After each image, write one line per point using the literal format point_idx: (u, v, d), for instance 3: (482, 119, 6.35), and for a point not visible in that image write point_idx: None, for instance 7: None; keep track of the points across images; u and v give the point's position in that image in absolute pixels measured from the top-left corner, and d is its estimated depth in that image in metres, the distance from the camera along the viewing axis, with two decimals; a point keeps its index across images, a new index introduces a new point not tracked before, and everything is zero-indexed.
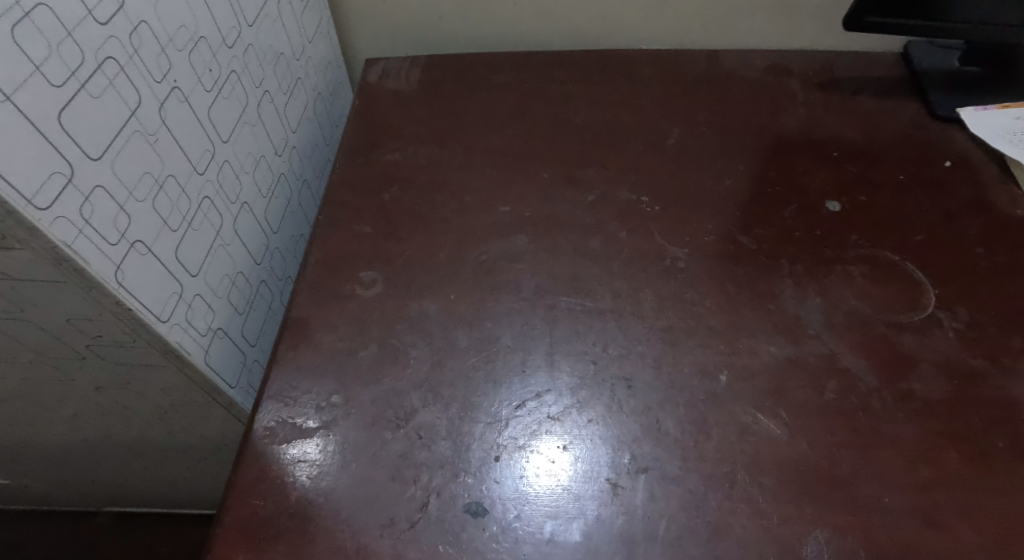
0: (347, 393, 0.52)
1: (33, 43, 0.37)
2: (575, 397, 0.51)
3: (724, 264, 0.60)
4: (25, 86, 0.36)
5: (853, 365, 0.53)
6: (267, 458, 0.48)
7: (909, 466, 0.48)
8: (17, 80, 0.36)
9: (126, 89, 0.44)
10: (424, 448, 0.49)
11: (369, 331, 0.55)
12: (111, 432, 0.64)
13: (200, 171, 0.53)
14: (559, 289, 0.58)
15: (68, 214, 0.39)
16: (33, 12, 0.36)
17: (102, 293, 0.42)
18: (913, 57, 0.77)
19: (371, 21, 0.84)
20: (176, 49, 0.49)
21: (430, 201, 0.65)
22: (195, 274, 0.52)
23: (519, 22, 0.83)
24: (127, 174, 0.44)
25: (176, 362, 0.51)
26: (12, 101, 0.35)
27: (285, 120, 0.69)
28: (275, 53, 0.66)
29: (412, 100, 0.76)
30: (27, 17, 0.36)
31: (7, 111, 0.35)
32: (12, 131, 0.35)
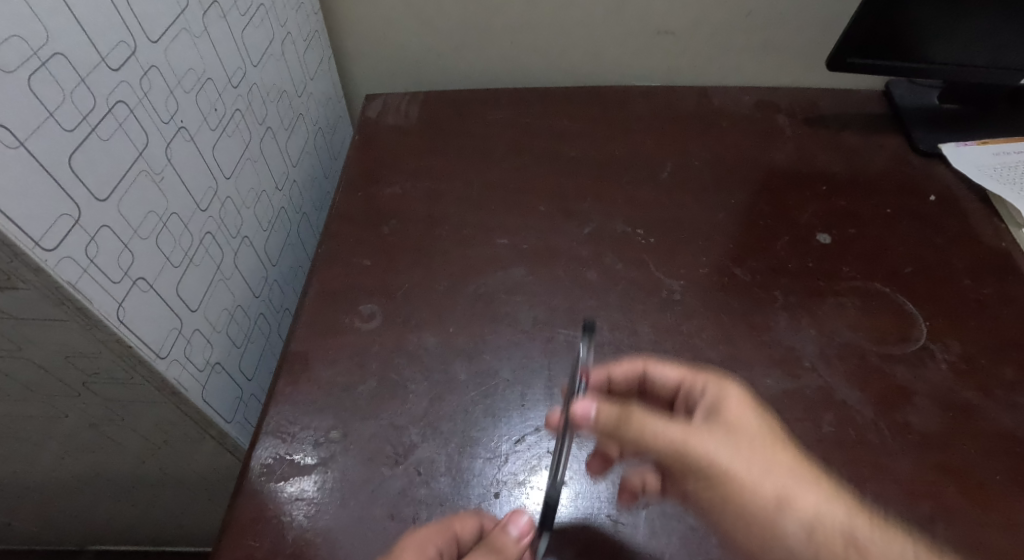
0: (346, 429, 0.52)
1: (48, 90, 0.37)
2: (574, 432, 0.51)
3: (719, 297, 0.60)
4: (36, 131, 0.37)
5: (849, 397, 0.53)
6: (263, 496, 0.48)
7: (908, 500, 0.48)
8: (29, 126, 0.36)
9: (135, 131, 0.44)
10: (422, 485, 0.49)
11: (368, 365, 0.55)
12: (104, 467, 0.63)
13: (202, 208, 0.53)
14: (556, 321, 0.59)
15: (74, 254, 0.39)
16: (48, 60, 0.37)
17: (104, 331, 0.42)
18: (895, 94, 0.79)
19: (369, 59, 0.85)
20: (184, 90, 0.50)
21: (429, 233, 0.66)
22: (195, 309, 0.52)
23: (516, 60, 0.84)
24: (132, 214, 0.44)
25: (174, 398, 0.51)
26: (25, 147, 0.36)
27: (286, 154, 0.70)
28: (278, 91, 0.67)
29: (410, 135, 0.77)
30: (42, 65, 0.37)
31: (20, 157, 0.36)
32: (25, 176, 0.36)
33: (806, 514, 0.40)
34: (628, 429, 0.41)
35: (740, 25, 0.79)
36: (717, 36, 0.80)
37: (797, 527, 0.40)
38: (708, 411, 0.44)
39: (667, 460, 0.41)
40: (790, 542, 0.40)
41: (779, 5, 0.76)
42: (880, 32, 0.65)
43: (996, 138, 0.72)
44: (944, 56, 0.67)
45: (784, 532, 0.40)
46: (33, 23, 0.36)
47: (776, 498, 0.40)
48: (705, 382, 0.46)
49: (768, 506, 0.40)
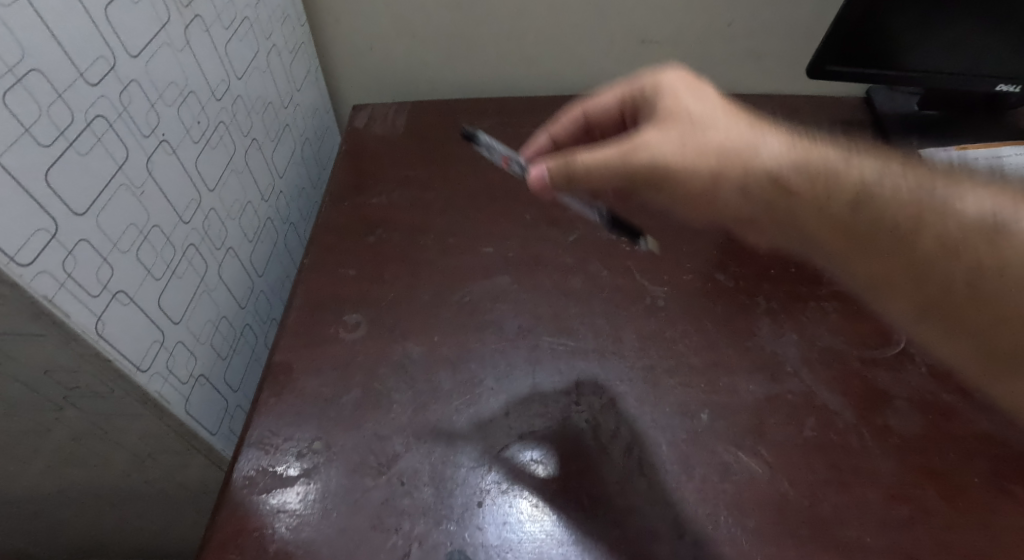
0: (329, 439, 0.51)
1: (24, 107, 0.37)
2: (558, 439, 0.51)
3: (702, 302, 0.61)
4: (11, 148, 0.37)
5: (830, 402, 0.54)
6: (246, 508, 0.48)
7: (889, 504, 0.48)
8: (5, 142, 0.36)
9: (114, 145, 0.44)
10: (405, 495, 0.48)
11: (352, 375, 0.55)
12: (89, 481, 0.62)
13: (185, 220, 0.53)
14: (541, 329, 0.59)
15: (51, 269, 0.39)
16: (24, 77, 0.37)
17: (81, 345, 0.42)
18: (876, 101, 0.80)
19: (356, 70, 0.85)
20: (165, 104, 0.50)
21: (414, 242, 0.66)
22: (178, 321, 0.52)
23: (502, 69, 0.85)
24: (111, 227, 0.44)
25: (156, 411, 0.51)
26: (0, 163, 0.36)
27: (272, 165, 0.70)
28: (263, 103, 0.67)
29: (396, 145, 0.77)
30: (18, 82, 0.37)
31: None
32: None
33: (766, 209, 0.47)
34: (576, 176, 0.47)
35: (723, 34, 0.80)
36: (700, 45, 0.81)
37: (731, 188, 0.46)
38: (647, 98, 0.51)
39: (621, 177, 0.46)
40: (726, 199, 0.47)
41: (760, 13, 0.77)
42: (858, 39, 0.66)
43: (976, 143, 0.73)
44: (922, 64, 0.68)
45: (723, 193, 0.46)
46: (8, 40, 0.36)
47: (709, 177, 0.46)
48: (639, 83, 0.52)
49: (709, 162, 0.46)
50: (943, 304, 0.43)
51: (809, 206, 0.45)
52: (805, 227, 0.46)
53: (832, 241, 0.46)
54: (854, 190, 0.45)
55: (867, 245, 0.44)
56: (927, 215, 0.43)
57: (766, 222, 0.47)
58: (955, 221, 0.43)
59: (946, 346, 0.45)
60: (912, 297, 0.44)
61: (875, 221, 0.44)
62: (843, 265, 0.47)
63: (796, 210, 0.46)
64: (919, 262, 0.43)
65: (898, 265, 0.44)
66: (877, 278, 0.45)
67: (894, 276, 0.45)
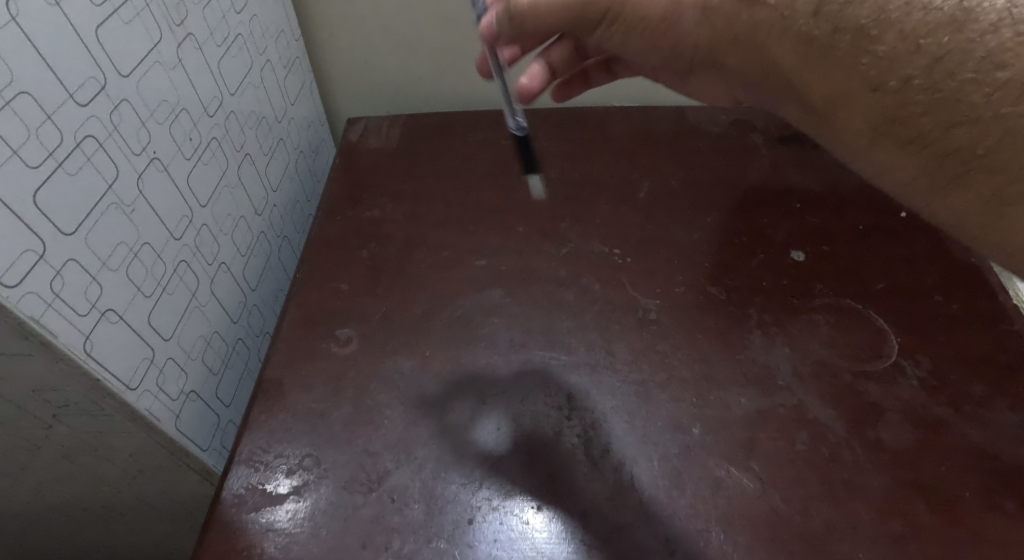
0: (319, 456, 0.51)
1: (13, 129, 0.37)
2: (550, 455, 0.51)
3: (694, 315, 0.61)
4: None
5: (822, 416, 0.54)
6: (235, 527, 0.48)
7: (881, 519, 0.48)
8: None
9: (104, 164, 0.45)
10: (396, 512, 0.48)
11: (343, 391, 0.55)
12: (80, 499, 0.62)
13: (176, 236, 0.53)
14: (533, 342, 0.59)
15: (38, 289, 0.39)
16: (13, 100, 0.37)
17: (69, 365, 0.42)
18: None
19: (350, 84, 0.86)
20: (156, 122, 0.50)
21: (406, 256, 0.66)
22: (168, 337, 0.52)
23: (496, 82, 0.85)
24: (100, 246, 0.44)
25: (146, 429, 0.50)
26: None
27: (266, 180, 0.70)
28: (256, 118, 0.67)
29: (389, 158, 0.77)
30: (7, 105, 0.37)
31: None
32: None
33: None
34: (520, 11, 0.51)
35: None
36: None
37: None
38: None
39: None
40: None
41: None
42: None
43: None
44: None
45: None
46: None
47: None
48: None
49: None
50: (913, 122, 0.43)
51: (774, 32, 0.46)
52: (763, 52, 0.48)
53: (796, 65, 0.46)
54: (841, 11, 0.43)
55: (830, 55, 0.44)
56: (919, 38, 0.41)
57: (722, 49, 0.51)
58: (948, 41, 0.40)
59: (894, 158, 0.45)
60: (872, 115, 0.44)
61: (858, 26, 0.42)
62: (800, 88, 0.47)
63: (756, 32, 0.47)
64: (881, 88, 0.43)
65: (863, 103, 0.44)
66: (796, 84, 0.47)
67: (851, 98, 0.44)
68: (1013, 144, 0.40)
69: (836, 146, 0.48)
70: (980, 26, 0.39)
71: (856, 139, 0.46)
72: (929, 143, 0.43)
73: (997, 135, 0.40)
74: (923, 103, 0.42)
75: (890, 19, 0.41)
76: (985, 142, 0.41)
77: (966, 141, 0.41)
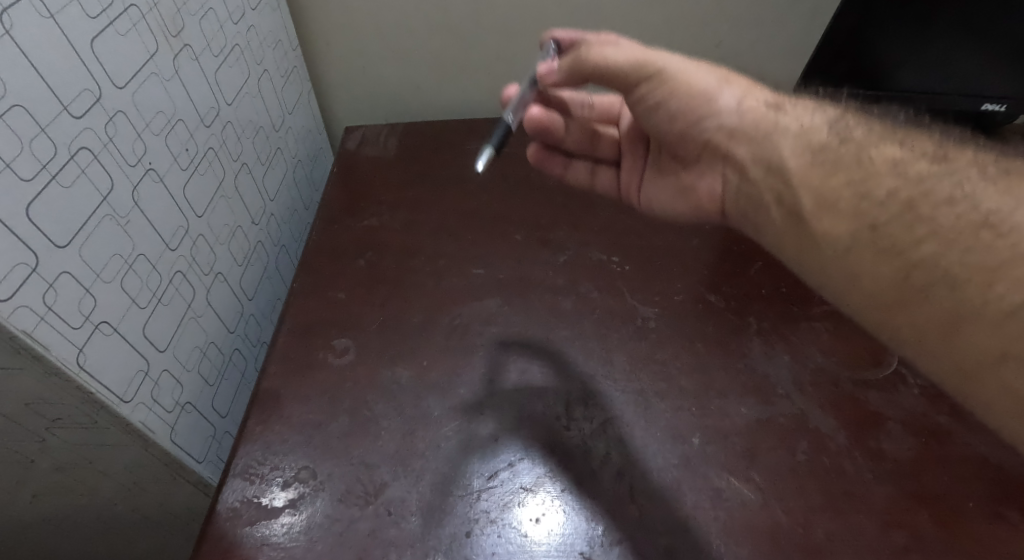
0: (316, 468, 0.51)
1: (6, 142, 0.37)
2: (548, 466, 0.51)
3: (693, 324, 0.60)
4: None
5: (823, 425, 0.53)
6: (230, 541, 0.47)
7: (883, 530, 0.47)
8: None
9: (99, 176, 0.44)
10: (393, 525, 0.48)
11: (340, 402, 0.55)
12: (74, 511, 0.61)
13: (172, 247, 0.53)
14: (531, 352, 0.58)
15: (31, 303, 0.39)
16: (6, 113, 0.37)
17: (62, 378, 0.42)
18: None
19: (349, 93, 0.86)
20: (152, 133, 0.50)
21: (404, 265, 0.66)
22: (164, 349, 0.51)
23: (494, 91, 0.85)
24: (95, 258, 0.44)
25: (141, 441, 0.50)
26: None
27: (263, 189, 0.70)
28: (254, 127, 0.67)
29: (387, 166, 0.77)
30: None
31: None
32: None
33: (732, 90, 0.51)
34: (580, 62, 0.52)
35: (711, 55, 0.80)
36: None
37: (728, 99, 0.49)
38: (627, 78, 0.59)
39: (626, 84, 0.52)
40: (720, 103, 0.49)
41: (748, 34, 0.78)
42: None
43: None
44: (909, 84, 0.68)
45: (722, 101, 0.49)
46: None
47: (705, 94, 0.50)
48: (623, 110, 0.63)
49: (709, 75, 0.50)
50: (889, 225, 0.40)
51: (792, 140, 0.46)
52: (774, 159, 0.46)
53: (805, 173, 0.44)
54: (849, 134, 0.44)
55: (839, 163, 0.43)
56: (910, 161, 0.42)
57: (730, 156, 0.49)
58: (936, 167, 0.41)
59: (863, 265, 0.41)
60: (855, 213, 0.41)
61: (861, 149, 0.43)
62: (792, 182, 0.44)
63: (772, 138, 0.47)
64: (869, 197, 0.41)
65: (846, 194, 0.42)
66: (790, 187, 0.45)
67: (840, 201, 0.42)
68: (975, 263, 0.38)
69: (805, 261, 0.44)
70: (958, 170, 0.41)
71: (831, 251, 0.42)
72: (902, 251, 0.39)
73: (963, 250, 0.38)
74: (905, 208, 0.40)
75: (895, 149, 0.43)
76: (953, 255, 0.38)
77: (935, 251, 0.39)
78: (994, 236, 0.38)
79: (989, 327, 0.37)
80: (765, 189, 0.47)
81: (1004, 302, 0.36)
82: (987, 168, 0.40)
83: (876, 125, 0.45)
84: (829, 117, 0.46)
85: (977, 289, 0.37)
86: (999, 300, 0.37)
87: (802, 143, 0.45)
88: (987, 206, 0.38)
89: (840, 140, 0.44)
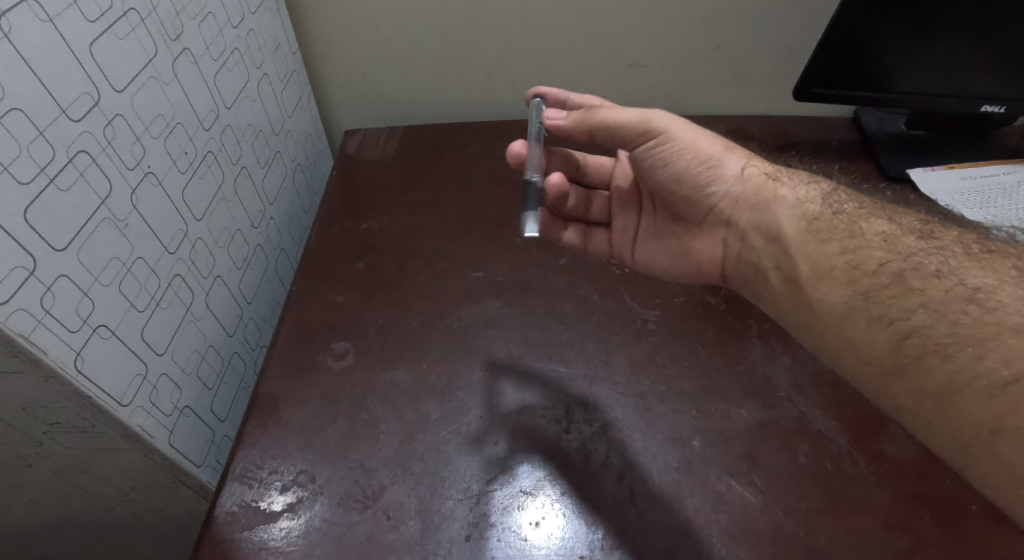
0: (315, 472, 0.50)
1: (4, 145, 0.37)
2: (548, 470, 0.50)
3: (694, 326, 0.60)
4: None
5: (824, 427, 0.53)
6: (228, 546, 0.47)
7: (886, 534, 0.47)
8: None
9: (97, 179, 0.44)
10: (392, 529, 0.47)
11: (339, 405, 0.54)
12: (73, 516, 0.61)
13: (171, 250, 0.52)
14: (530, 355, 0.58)
15: (28, 306, 0.39)
16: (4, 116, 0.37)
17: (60, 382, 0.42)
18: (864, 122, 0.80)
19: (348, 96, 0.86)
20: (151, 136, 0.50)
21: (403, 268, 0.66)
22: (162, 352, 0.51)
23: (494, 94, 0.85)
24: (93, 261, 0.44)
25: (138, 445, 0.50)
26: None
27: (263, 192, 0.70)
28: (253, 131, 0.67)
29: (387, 170, 0.77)
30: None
31: None
32: None
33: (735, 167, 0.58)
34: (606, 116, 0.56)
35: (709, 57, 0.80)
36: (690, 69, 0.82)
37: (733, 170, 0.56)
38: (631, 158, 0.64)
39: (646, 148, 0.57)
40: (725, 170, 0.55)
41: (746, 36, 0.78)
42: (842, 63, 0.66)
43: (963, 162, 0.73)
44: (909, 86, 0.68)
45: (728, 168, 0.56)
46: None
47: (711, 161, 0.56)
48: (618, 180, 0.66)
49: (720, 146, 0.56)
50: (883, 294, 0.45)
51: (789, 211, 0.53)
52: (775, 230, 0.52)
53: (800, 243, 0.50)
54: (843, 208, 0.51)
55: (835, 233, 0.49)
56: (899, 237, 0.48)
57: (734, 222, 0.55)
58: (922, 243, 0.47)
59: (860, 333, 0.45)
60: (850, 281, 0.47)
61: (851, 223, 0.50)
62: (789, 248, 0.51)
63: (771, 208, 0.53)
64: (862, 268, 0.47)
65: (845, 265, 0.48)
66: (789, 255, 0.51)
67: (835, 270, 0.48)
68: (964, 333, 0.42)
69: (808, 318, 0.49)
70: (942, 247, 0.46)
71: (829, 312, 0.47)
72: (896, 321, 0.44)
73: (952, 323, 0.42)
74: (897, 277, 0.45)
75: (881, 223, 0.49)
76: (943, 329, 0.42)
77: (925, 322, 0.43)
78: (980, 311, 0.42)
79: (980, 400, 0.40)
80: (765, 257, 0.53)
81: (992, 380, 0.40)
82: (971, 247, 0.46)
83: (864, 202, 0.52)
84: (823, 191, 0.53)
85: (968, 360, 0.41)
86: (990, 374, 0.40)
87: (798, 216, 0.52)
88: (974, 284, 0.43)
89: (833, 213, 0.51)
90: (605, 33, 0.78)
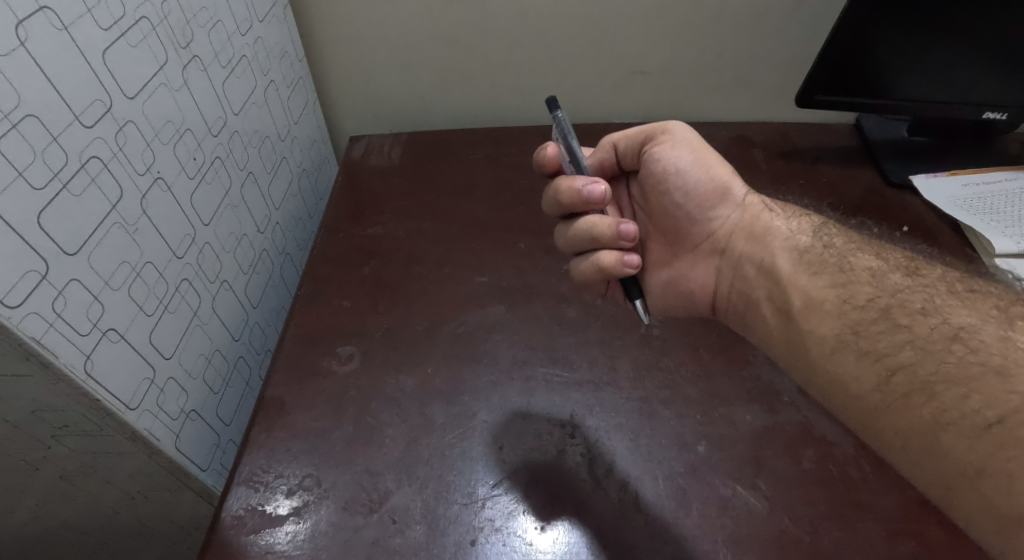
0: (321, 476, 0.51)
1: (19, 151, 0.38)
2: (553, 475, 0.51)
3: (698, 331, 0.60)
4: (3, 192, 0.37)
5: (829, 433, 0.53)
6: (234, 550, 0.47)
7: (891, 539, 0.47)
8: None
9: (108, 185, 0.45)
10: (397, 534, 0.48)
11: (345, 409, 0.55)
12: (78, 520, 0.61)
13: (179, 255, 0.53)
14: (535, 359, 0.58)
15: (40, 309, 0.39)
16: (19, 123, 0.38)
17: (70, 385, 0.42)
18: (866, 128, 0.81)
19: (353, 102, 0.86)
20: (161, 142, 0.50)
21: (408, 273, 0.66)
22: (170, 356, 0.51)
23: (498, 100, 0.85)
24: (103, 266, 0.44)
25: (145, 449, 0.50)
26: None
27: (269, 198, 0.70)
28: (260, 136, 0.67)
29: (392, 176, 0.77)
30: (13, 128, 0.37)
31: None
32: None
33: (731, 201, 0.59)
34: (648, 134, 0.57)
35: (711, 65, 0.81)
36: (692, 76, 0.82)
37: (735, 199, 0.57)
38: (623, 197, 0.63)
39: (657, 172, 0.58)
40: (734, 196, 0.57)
41: (748, 44, 0.79)
42: (844, 71, 0.67)
43: (964, 169, 0.74)
44: (911, 94, 0.69)
45: (732, 193, 0.57)
46: (4, 87, 0.37)
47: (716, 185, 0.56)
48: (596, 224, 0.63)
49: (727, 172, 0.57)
50: (871, 330, 0.46)
51: (783, 243, 0.54)
52: (769, 261, 0.53)
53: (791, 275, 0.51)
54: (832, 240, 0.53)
55: (825, 267, 0.50)
56: (886, 273, 0.49)
57: (732, 249, 0.56)
58: (909, 280, 0.48)
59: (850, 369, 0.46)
60: (840, 315, 0.47)
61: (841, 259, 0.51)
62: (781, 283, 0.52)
63: (766, 239, 0.54)
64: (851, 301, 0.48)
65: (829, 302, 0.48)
66: (781, 288, 0.51)
67: (826, 303, 0.48)
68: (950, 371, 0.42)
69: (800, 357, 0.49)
70: (928, 284, 0.47)
71: (824, 329, 0.48)
72: (882, 356, 0.44)
73: (938, 362, 0.42)
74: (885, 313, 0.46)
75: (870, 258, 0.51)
76: (928, 367, 0.42)
77: (913, 360, 0.43)
78: (965, 350, 0.42)
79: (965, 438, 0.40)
80: (758, 289, 0.53)
81: (976, 419, 0.40)
82: (955, 285, 0.47)
83: (853, 238, 0.53)
84: (813, 225, 0.55)
85: (953, 400, 0.41)
86: (975, 415, 0.40)
87: (791, 249, 0.53)
88: (958, 323, 0.43)
89: (823, 246, 0.52)
90: (609, 40, 0.78)
